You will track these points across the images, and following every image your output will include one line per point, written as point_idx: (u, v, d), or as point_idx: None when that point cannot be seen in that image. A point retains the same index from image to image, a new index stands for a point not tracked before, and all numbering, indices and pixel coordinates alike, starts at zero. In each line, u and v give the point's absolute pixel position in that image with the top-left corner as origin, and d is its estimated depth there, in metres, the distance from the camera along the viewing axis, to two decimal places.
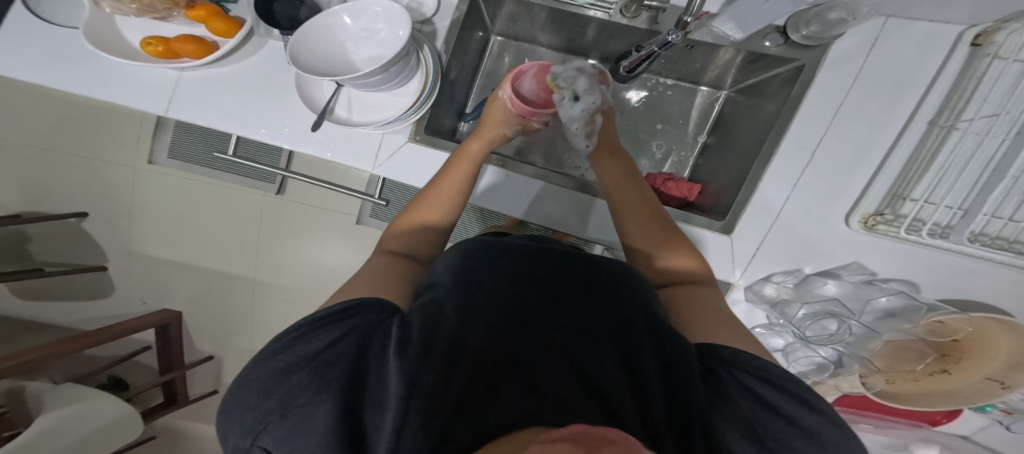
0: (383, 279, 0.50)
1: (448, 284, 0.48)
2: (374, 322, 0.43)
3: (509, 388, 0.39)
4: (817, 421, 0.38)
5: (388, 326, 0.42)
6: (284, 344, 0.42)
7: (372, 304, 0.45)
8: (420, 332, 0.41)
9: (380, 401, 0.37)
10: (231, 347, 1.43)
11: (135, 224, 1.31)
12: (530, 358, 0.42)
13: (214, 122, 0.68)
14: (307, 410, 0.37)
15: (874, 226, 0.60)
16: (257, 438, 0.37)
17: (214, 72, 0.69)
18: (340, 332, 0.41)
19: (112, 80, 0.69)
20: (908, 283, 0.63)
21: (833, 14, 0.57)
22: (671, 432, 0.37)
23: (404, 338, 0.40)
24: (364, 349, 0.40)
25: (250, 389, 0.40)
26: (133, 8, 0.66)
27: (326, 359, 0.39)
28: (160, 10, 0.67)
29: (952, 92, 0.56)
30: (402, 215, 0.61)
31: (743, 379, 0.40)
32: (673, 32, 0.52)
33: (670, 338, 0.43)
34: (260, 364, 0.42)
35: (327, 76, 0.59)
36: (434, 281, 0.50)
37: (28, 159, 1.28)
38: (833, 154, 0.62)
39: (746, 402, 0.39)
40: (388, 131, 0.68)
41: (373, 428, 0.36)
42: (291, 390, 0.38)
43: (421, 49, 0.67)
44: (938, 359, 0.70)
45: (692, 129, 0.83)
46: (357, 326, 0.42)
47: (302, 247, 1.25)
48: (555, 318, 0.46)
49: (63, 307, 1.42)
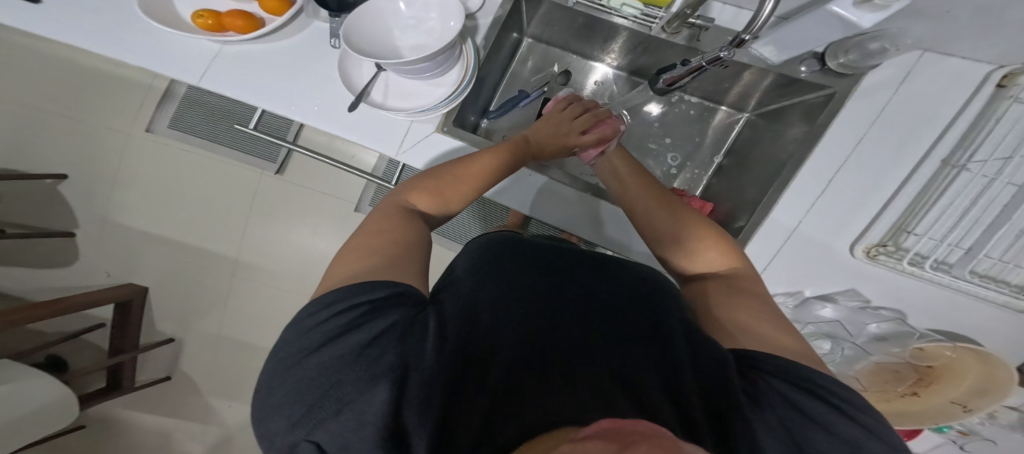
0: (420, 268, 0.49)
1: (473, 278, 0.46)
2: (408, 318, 0.40)
3: (541, 386, 0.39)
4: (854, 432, 0.37)
5: (428, 318, 0.40)
6: (326, 337, 0.39)
7: (402, 296, 0.42)
8: (459, 327, 0.40)
9: (423, 400, 0.34)
10: (196, 332, 1.33)
11: (115, 191, 1.23)
12: (559, 357, 0.41)
13: (245, 96, 0.64)
14: (360, 404, 0.34)
15: (875, 256, 0.64)
16: (309, 432, 0.35)
17: (260, 49, 0.66)
18: (386, 324, 0.39)
19: (141, 42, 0.65)
20: (897, 311, 0.68)
21: (873, 45, 0.63)
22: (711, 434, 0.37)
23: (441, 334, 0.39)
24: (404, 340, 0.38)
25: (293, 384, 0.38)
26: None
27: (367, 352, 0.37)
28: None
29: (969, 131, 0.61)
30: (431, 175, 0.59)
31: (776, 383, 0.39)
32: (727, 49, 0.54)
33: (705, 338, 0.42)
34: (299, 360, 0.39)
35: (371, 57, 0.57)
36: (456, 276, 0.48)
37: (9, 114, 1.22)
38: (848, 181, 0.66)
39: (785, 410, 0.37)
40: (416, 119, 0.67)
41: (414, 426, 0.34)
42: (343, 389, 0.35)
43: (465, 42, 0.67)
44: (912, 383, 0.76)
45: (708, 148, 0.86)
46: (397, 317, 0.39)
47: (291, 231, 1.21)
48: (584, 316, 0.44)
49: (11, 274, 1.29)
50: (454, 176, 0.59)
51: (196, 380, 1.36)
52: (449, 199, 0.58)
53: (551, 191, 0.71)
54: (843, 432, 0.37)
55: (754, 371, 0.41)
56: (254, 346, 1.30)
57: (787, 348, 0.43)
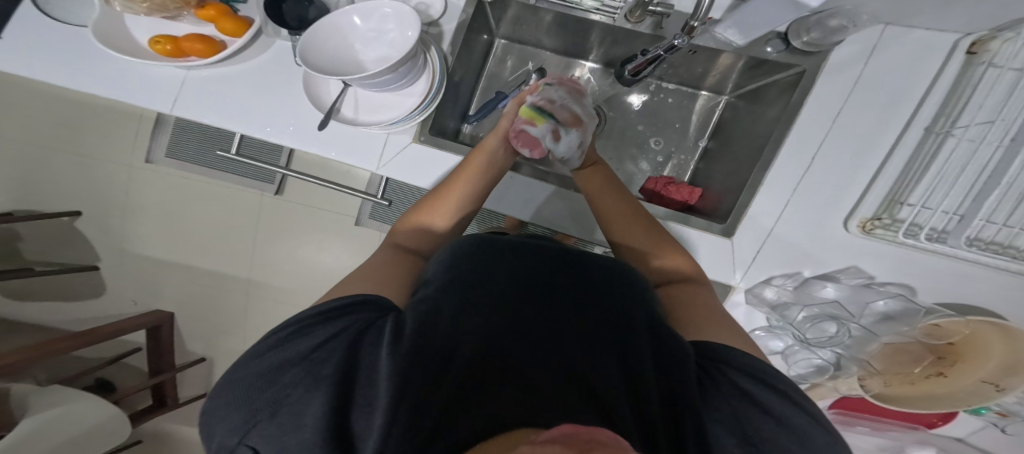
0: (390, 271, 0.50)
1: (443, 279, 0.47)
2: (367, 321, 0.41)
3: (502, 387, 0.40)
4: (804, 421, 0.38)
5: (385, 324, 0.41)
6: (273, 342, 0.40)
7: (369, 302, 0.43)
8: (415, 328, 0.40)
9: (369, 401, 0.36)
10: (223, 349, 1.41)
11: (129, 223, 1.30)
12: (523, 361, 0.42)
13: (218, 120, 0.69)
14: (298, 407, 0.36)
15: (872, 230, 0.64)
16: (244, 436, 0.36)
17: (223, 70, 0.69)
18: (334, 329, 0.40)
19: (117, 78, 0.69)
20: (906, 287, 0.66)
21: (833, 22, 0.63)
22: (663, 431, 0.38)
23: (397, 337, 0.39)
24: (357, 345, 0.39)
25: (239, 389, 0.39)
26: (144, 7, 0.66)
27: (318, 356, 0.38)
28: (171, 9, 0.67)
29: (949, 97, 0.61)
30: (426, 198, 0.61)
31: (734, 378, 0.40)
32: (679, 36, 0.55)
33: (669, 337, 0.43)
34: (248, 361, 0.40)
35: (334, 75, 0.59)
36: (429, 279, 0.48)
37: (20, 156, 1.28)
38: (831, 157, 0.67)
39: (738, 404, 0.39)
40: (393, 131, 0.69)
41: (361, 428, 0.35)
42: (283, 387, 0.37)
43: (429, 50, 0.68)
44: (935, 362, 0.72)
45: (693, 133, 0.85)
46: (352, 323, 0.41)
47: (297, 248, 1.25)
48: (552, 318, 0.45)
49: (51, 307, 1.40)
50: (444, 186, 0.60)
51: None
52: (445, 209, 0.59)
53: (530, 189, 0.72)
54: (799, 428, 0.38)
55: (715, 365, 0.42)
56: None
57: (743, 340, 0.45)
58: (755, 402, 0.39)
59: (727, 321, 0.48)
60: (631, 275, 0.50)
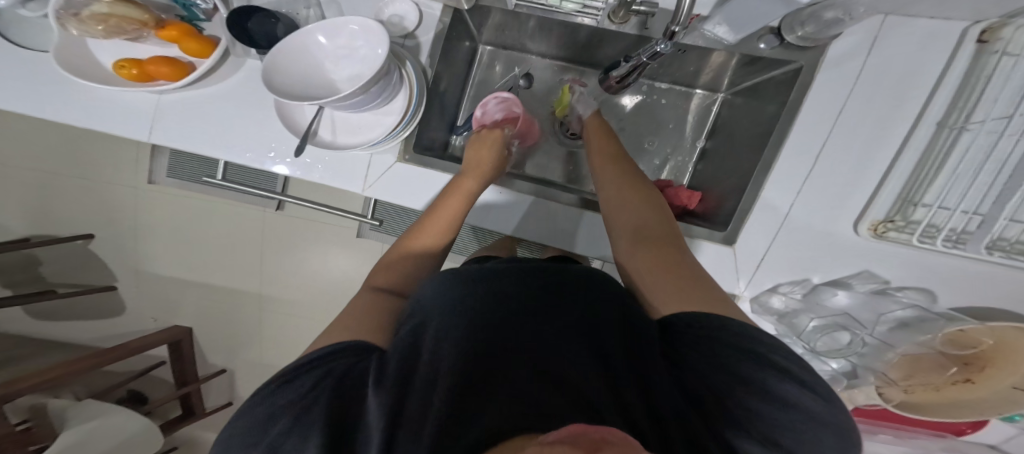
0: (361, 313, 0.49)
1: (418, 309, 0.45)
2: (349, 366, 0.41)
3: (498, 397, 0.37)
4: (795, 389, 0.38)
5: (366, 366, 0.41)
6: (256, 399, 0.40)
7: (345, 349, 0.42)
8: (397, 363, 0.39)
9: (365, 441, 0.36)
10: (241, 361, 1.44)
11: (142, 243, 1.34)
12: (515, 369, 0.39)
13: (195, 146, 0.71)
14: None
15: (885, 233, 0.61)
16: None
17: (193, 92, 0.71)
18: (313, 381, 0.39)
19: (97, 108, 0.70)
20: (925, 292, 0.62)
21: (828, 15, 0.59)
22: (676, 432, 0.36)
23: (381, 374, 0.39)
24: (341, 389, 0.38)
25: (231, 445, 0.39)
26: (100, 31, 0.65)
27: (303, 405, 0.38)
28: (128, 31, 0.66)
29: (960, 91, 0.58)
30: (410, 231, 0.62)
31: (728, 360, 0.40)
32: (662, 42, 0.52)
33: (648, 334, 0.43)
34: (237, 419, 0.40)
35: (307, 100, 0.58)
36: (407, 314, 0.46)
37: (31, 183, 1.31)
38: (835, 155, 0.63)
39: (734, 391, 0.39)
40: (376, 152, 0.68)
41: None
42: (275, 438, 0.37)
43: (403, 65, 0.65)
44: (961, 369, 0.67)
45: (690, 134, 0.84)
46: (333, 369, 0.40)
47: (306, 258, 1.28)
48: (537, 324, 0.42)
49: (76, 326, 1.45)
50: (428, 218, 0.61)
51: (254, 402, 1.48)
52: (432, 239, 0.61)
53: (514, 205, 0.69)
54: (809, 408, 0.37)
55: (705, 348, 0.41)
56: None
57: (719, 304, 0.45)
58: (761, 389, 0.38)
59: (704, 285, 0.48)
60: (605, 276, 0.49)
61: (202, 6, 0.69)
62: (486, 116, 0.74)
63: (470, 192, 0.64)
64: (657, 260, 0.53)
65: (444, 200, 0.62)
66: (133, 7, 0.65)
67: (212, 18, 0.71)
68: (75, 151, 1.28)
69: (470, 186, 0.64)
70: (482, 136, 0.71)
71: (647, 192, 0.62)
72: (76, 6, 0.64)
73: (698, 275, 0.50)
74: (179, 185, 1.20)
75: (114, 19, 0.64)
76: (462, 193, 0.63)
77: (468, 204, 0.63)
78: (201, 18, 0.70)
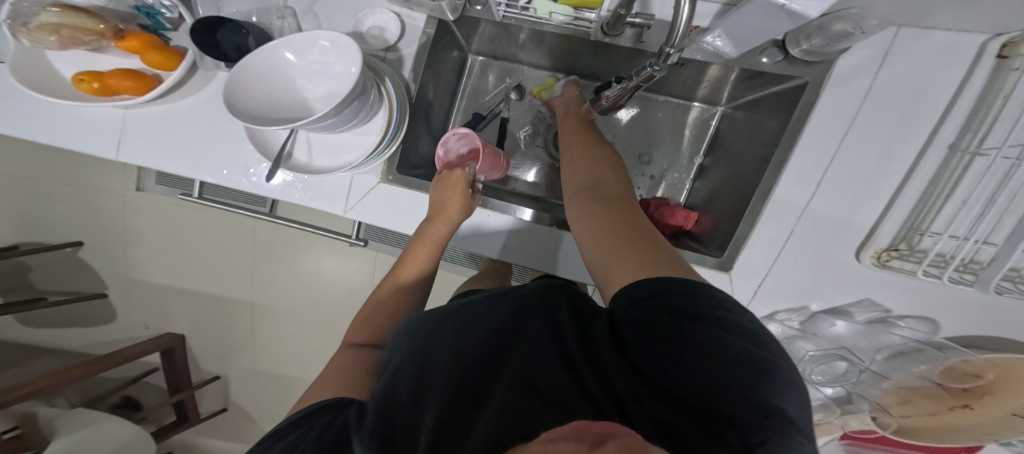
0: (345, 373, 0.47)
1: (399, 349, 0.43)
2: (330, 420, 0.39)
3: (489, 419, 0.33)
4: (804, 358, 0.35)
5: (347, 416, 0.39)
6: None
7: (327, 407, 0.41)
8: (378, 406, 0.37)
9: None
10: (234, 368, 1.43)
11: (130, 250, 1.31)
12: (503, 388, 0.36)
13: (164, 164, 0.67)
14: None
15: (888, 261, 0.59)
16: None
17: (163, 108, 0.67)
18: (293, 440, 0.38)
19: (64, 124, 0.67)
20: (927, 321, 0.60)
21: (837, 26, 0.57)
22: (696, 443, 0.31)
23: (362, 419, 0.37)
24: (321, 442, 0.36)
25: None
26: (54, 41, 0.62)
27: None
28: (86, 41, 0.63)
29: (975, 112, 0.55)
30: (387, 279, 0.60)
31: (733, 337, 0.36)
32: (656, 64, 0.48)
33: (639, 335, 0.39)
34: None
35: (278, 124, 0.55)
36: (387, 360, 0.44)
37: (15, 189, 1.28)
38: (840, 178, 0.61)
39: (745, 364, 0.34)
40: (357, 173, 0.65)
41: None
42: None
43: (383, 82, 0.62)
44: (961, 396, 0.64)
45: (687, 149, 0.82)
46: (318, 427, 0.38)
47: (296, 266, 1.26)
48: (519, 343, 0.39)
49: (67, 333, 1.44)
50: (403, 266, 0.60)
51: (248, 409, 1.47)
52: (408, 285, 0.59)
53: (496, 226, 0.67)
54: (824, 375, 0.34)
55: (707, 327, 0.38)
56: (287, 377, 1.39)
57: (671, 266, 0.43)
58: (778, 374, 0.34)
59: (659, 247, 0.47)
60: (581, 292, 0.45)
61: (167, 14, 0.65)
62: (448, 154, 0.67)
63: (442, 235, 0.61)
64: (613, 227, 0.50)
65: (412, 249, 0.61)
66: (86, 16, 0.61)
67: (179, 27, 0.67)
68: (59, 157, 1.25)
69: (443, 231, 0.61)
70: (443, 177, 0.63)
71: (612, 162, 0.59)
72: (26, 15, 0.60)
73: (653, 240, 0.48)
74: (167, 191, 1.16)
75: (67, 29, 0.61)
76: (436, 239, 0.61)
77: (439, 250, 0.62)
78: (166, 27, 0.66)
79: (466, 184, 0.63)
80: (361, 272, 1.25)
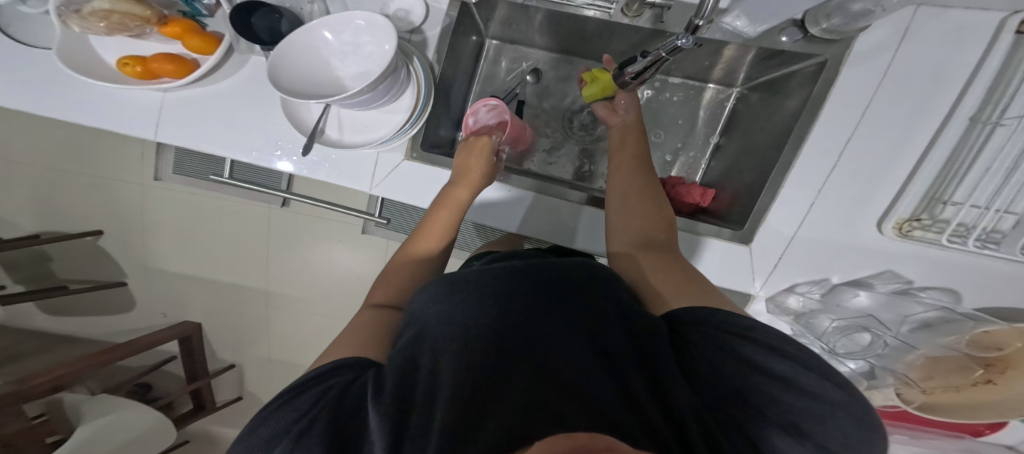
0: (367, 334, 0.48)
1: (415, 320, 0.43)
2: (348, 382, 0.40)
3: (509, 395, 0.35)
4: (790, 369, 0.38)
5: (365, 382, 0.39)
6: (264, 413, 0.40)
7: (347, 364, 0.42)
8: (398, 375, 0.37)
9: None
10: (250, 356, 1.45)
11: (150, 239, 1.34)
12: (520, 366, 0.37)
13: (200, 144, 0.69)
14: None
15: (910, 231, 0.60)
16: None
17: (199, 91, 0.69)
18: (314, 397, 0.39)
19: (101, 105, 0.69)
20: (949, 293, 0.61)
21: (857, 6, 0.56)
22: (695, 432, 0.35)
23: (381, 385, 0.37)
24: (340, 408, 0.37)
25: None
26: (104, 27, 0.65)
27: (303, 424, 0.37)
28: (132, 27, 0.65)
29: (995, 86, 0.56)
30: (406, 241, 0.62)
31: (740, 347, 0.40)
32: (683, 37, 0.48)
33: (648, 332, 0.42)
34: (243, 438, 0.40)
35: (315, 99, 0.57)
36: (405, 326, 0.44)
37: (38, 179, 1.31)
38: (859, 151, 0.61)
39: (739, 373, 0.39)
40: (383, 150, 0.67)
41: None
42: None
43: (412, 62, 0.64)
44: (983, 370, 0.65)
45: (702, 129, 0.83)
46: (335, 386, 0.39)
47: (312, 256, 1.28)
48: (537, 322, 0.40)
49: (87, 322, 1.47)
50: (424, 230, 0.61)
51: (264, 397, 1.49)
52: (427, 250, 0.61)
53: (515, 205, 0.68)
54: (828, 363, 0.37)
55: (717, 330, 0.42)
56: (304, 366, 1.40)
57: (717, 300, 0.46)
58: (764, 393, 0.38)
59: (701, 280, 0.50)
60: (598, 265, 0.49)
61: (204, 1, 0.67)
62: (477, 124, 0.69)
63: (462, 203, 0.63)
64: (659, 264, 0.53)
65: (434, 215, 0.62)
66: (138, 4, 0.64)
67: (215, 14, 0.70)
68: (81, 148, 1.28)
69: (464, 197, 0.63)
70: (470, 143, 0.67)
71: (646, 185, 0.63)
72: (79, 2, 0.64)
73: (696, 275, 0.51)
74: (186, 181, 1.19)
75: (116, 15, 0.63)
76: (458, 205, 0.62)
77: (459, 216, 0.63)
78: (204, 13, 0.69)
79: (490, 151, 0.66)
80: (374, 261, 1.26)
